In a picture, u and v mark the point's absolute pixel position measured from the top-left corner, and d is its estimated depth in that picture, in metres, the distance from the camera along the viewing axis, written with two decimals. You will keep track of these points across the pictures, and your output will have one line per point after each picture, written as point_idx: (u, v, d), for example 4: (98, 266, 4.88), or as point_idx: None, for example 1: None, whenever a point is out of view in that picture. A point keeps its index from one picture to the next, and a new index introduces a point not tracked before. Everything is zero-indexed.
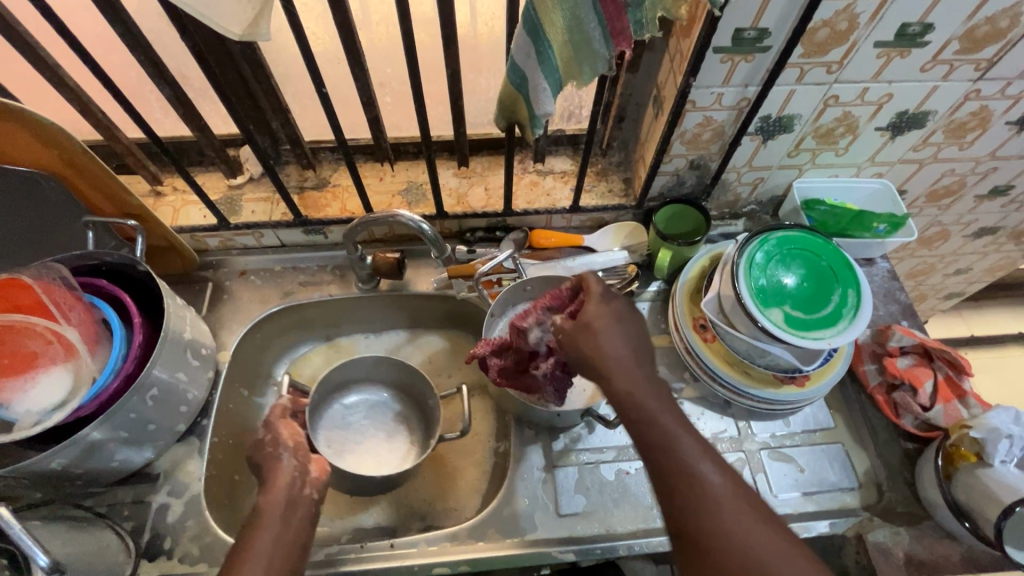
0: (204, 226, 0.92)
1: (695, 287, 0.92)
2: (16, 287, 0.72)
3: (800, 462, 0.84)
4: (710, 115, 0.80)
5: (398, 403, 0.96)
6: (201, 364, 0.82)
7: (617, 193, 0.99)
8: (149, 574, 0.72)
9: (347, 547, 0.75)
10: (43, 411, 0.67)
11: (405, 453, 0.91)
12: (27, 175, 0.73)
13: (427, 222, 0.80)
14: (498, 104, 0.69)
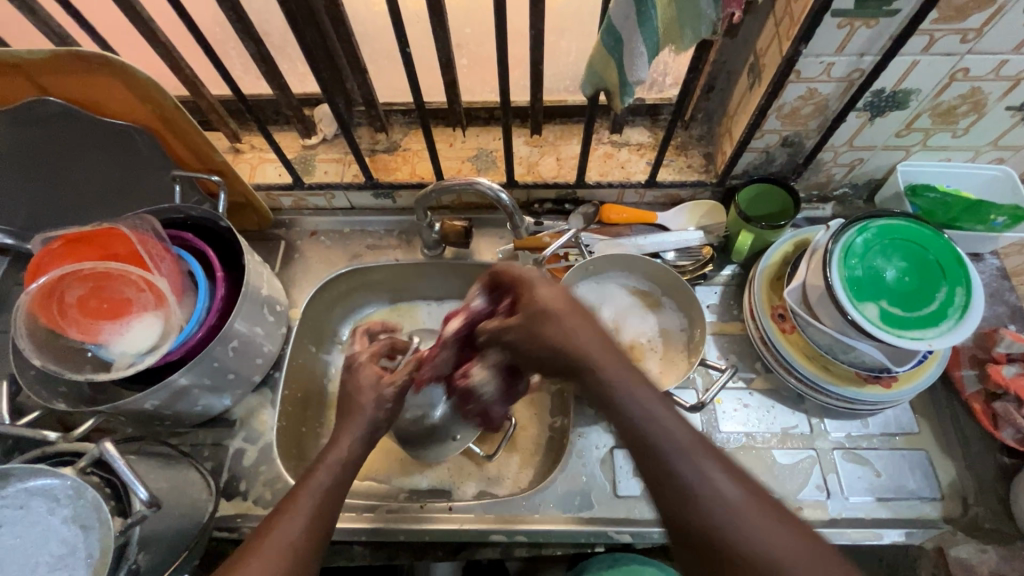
0: (279, 184, 0.94)
1: (775, 274, 0.87)
2: (113, 237, 0.76)
3: (877, 466, 0.79)
4: (815, 88, 0.74)
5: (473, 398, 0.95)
6: (276, 320, 0.85)
7: (696, 168, 0.94)
8: (227, 511, 0.77)
9: (408, 505, 0.77)
10: (137, 353, 0.72)
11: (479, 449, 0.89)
12: (123, 128, 0.76)
13: (506, 192, 0.78)
14: (588, 69, 0.65)
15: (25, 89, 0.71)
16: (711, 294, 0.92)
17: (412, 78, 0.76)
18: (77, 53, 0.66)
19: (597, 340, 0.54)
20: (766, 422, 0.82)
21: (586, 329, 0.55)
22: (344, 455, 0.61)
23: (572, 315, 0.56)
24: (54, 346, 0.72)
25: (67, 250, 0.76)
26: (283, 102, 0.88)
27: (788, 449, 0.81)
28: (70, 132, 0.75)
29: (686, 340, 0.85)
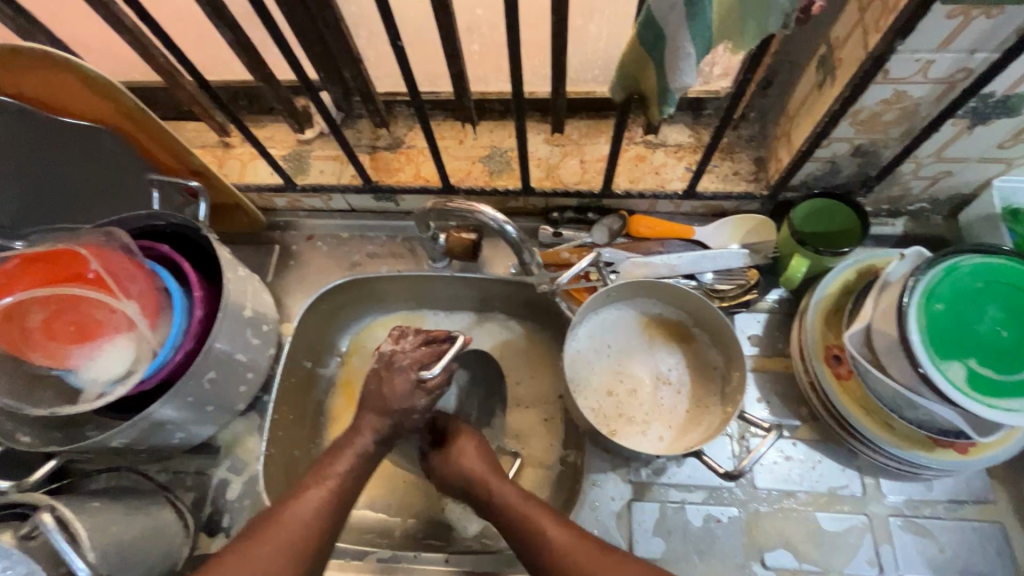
0: (270, 185, 0.85)
1: (831, 306, 0.74)
2: (78, 254, 0.69)
3: (940, 539, 0.68)
4: (904, 90, 0.59)
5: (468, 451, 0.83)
6: (263, 340, 0.77)
7: (744, 176, 0.80)
8: (209, 549, 0.72)
9: (400, 555, 0.70)
10: (107, 383, 0.64)
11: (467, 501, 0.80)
12: (86, 128, 0.68)
13: (512, 224, 0.68)
14: (619, 70, 0.52)
15: None
16: (754, 323, 0.80)
17: (409, 74, 0.64)
18: (17, 47, 0.57)
19: (518, 495, 0.64)
20: (810, 480, 0.72)
21: (517, 499, 0.64)
22: (337, 483, 0.61)
23: (517, 496, 0.64)
24: (17, 376, 0.66)
25: (27, 269, 0.68)
26: (271, 94, 0.78)
27: (834, 513, 0.70)
28: (25, 131, 0.67)
29: (718, 380, 0.75)
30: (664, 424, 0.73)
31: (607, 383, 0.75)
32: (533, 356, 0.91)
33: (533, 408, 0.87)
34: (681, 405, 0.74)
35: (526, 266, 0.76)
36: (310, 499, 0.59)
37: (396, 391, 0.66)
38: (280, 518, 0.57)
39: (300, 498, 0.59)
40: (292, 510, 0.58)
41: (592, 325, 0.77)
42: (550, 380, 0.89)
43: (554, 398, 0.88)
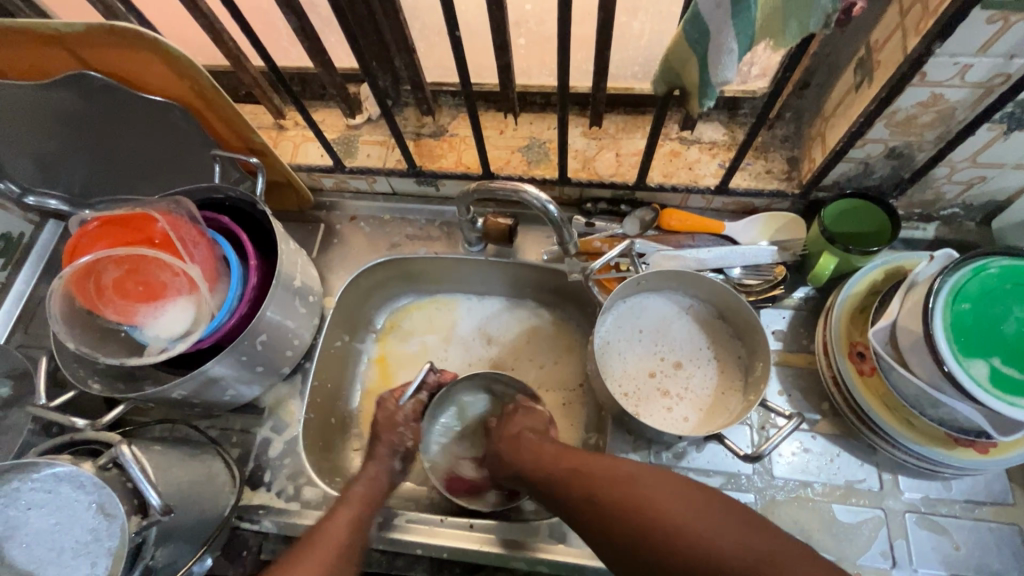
0: (320, 166, 0.90)
1: (858, 305, 0.76)
2: (148, 219, 0.74)
3: (956, 537, 0.70)
4: (942, 92, 0.61)
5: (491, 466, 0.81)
6: (309, 310, 0.82)
7: (777, 174, 0.82)
8: (251, 501, 0.77)
9: (427, 518, 0.74)
10: (169, 339, 0.70)
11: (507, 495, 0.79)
12: (164, 105, 0.74)
13: (555, 204, 0.71)
14: (663, 62, 0.55)
15: (65, 62, 0.69)
16: (779, 318, 0.82)
17: (462, 64, 0.68)
18: (112, 25, 0.62)
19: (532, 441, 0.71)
20: (828, 472, 0.73)
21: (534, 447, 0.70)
22: (360, 497, 0.70)
23: (532, 441, 0.71)
24: (89, 326, 0.72)
25: (103, 230, 0.75)
26: (326, 79, 0.83)
27: (851, 505, 0.72)
28: (109, 104, 0.74)
29: (741, 369, 0.77)
30: (690, 406, 0.76)
31: (637, 365, 0.78)
32: (560, 342, 0.94)
33: (558, 391, 0.91)
34: (707, 389, 0.77)
35: (566, 248, 0.78)
36: (343, 516, 0.67)
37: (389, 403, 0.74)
38: (318, 535, 0.64)
39: (329, 519, 0.66)
40: (330, 525, 0.65)
41: (621, 313, 0.81)
42: (575, 366, 0.92)
43: (579, 383, 0.91)
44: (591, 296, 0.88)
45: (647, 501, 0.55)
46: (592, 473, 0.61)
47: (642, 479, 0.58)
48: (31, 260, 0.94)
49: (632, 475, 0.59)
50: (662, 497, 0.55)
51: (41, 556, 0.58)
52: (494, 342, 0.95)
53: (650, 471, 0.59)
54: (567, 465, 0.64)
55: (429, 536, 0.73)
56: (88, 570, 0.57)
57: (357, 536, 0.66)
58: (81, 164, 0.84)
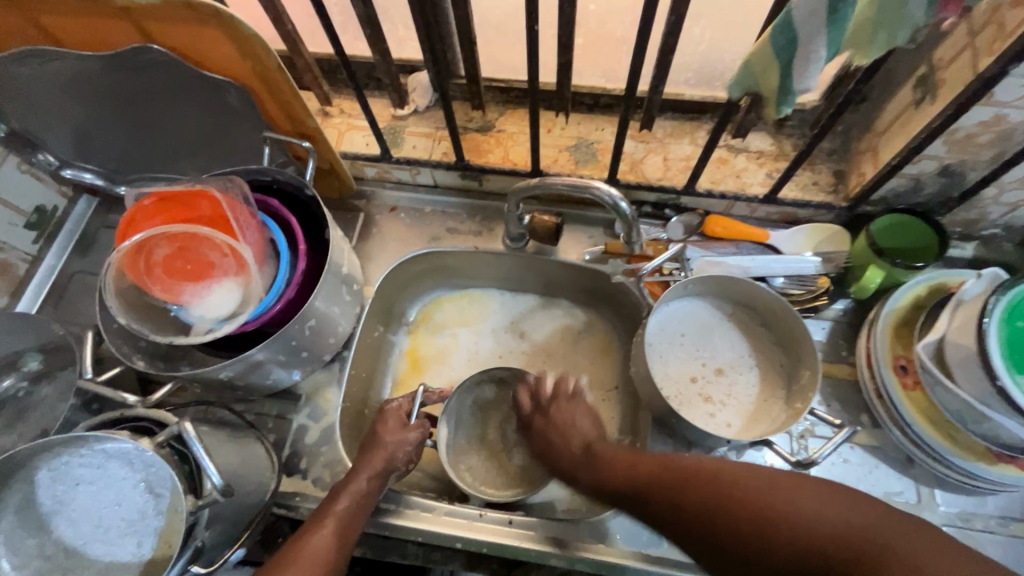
0: (366, 154, 0.90)
1: (901, 319, 0.77)
2: (202, 198, 0.74)
3: (991, 552, 0.70)
4: (1004, 113, 0.62)
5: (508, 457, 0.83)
6: (353, 299, 0.82)
7: (823, 187, 0.83)
8: (286, 487, 0.77)
9: (467, 511, 0.74)
10: (215, 320, 0.69)
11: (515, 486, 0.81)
12: (222, 83, 0.73)
13: (626, 200, 0.71)
14: (739, 72, 0.56)
15: (129, 34, 0.68)
16: (819, 329, 0.83)
17: (533, 60, 0.68)
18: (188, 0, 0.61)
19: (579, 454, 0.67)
20: (866, 483, 0.74)
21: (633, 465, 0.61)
22: (345, 507, 0.65)
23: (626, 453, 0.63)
24: (136, 302, 0.71)
25: (157, 207, 0.74)
26: (381, 68, 0.83)
27: None
28: (165, 78, 0.73)
29: (784, 378, 0.78)
30: (733, 412, 0.76)
31: (680, 369, 0.78)
32: (595, 344, 0.94)
33: (592, 391, 0.90)
34: (749, 395, 0.77)
35: (629, 247, 0.79)
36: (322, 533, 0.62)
37: (394, 426, 0.74)
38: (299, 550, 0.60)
39: (314, 532, 0.62)
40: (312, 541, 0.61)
41: (665, 316, 0.81)
42: (610, 367, 0.92)
43: (614, 383, 0.91)
44: (631, 300, 0.88)
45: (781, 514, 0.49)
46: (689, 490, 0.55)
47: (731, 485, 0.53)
48: (64, 235, 0.93)
49: (739, 476, 0.54)
50: (812, 508, 0.49)
51: (87, 533, 0.58)
52: (527, 339, 0.94)
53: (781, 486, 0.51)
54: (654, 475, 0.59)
55: (468, 529, 0.73)
56: (135, 549, 0.57)
57: (340, 552, 0.62)
58: (126, 141, 0.83)
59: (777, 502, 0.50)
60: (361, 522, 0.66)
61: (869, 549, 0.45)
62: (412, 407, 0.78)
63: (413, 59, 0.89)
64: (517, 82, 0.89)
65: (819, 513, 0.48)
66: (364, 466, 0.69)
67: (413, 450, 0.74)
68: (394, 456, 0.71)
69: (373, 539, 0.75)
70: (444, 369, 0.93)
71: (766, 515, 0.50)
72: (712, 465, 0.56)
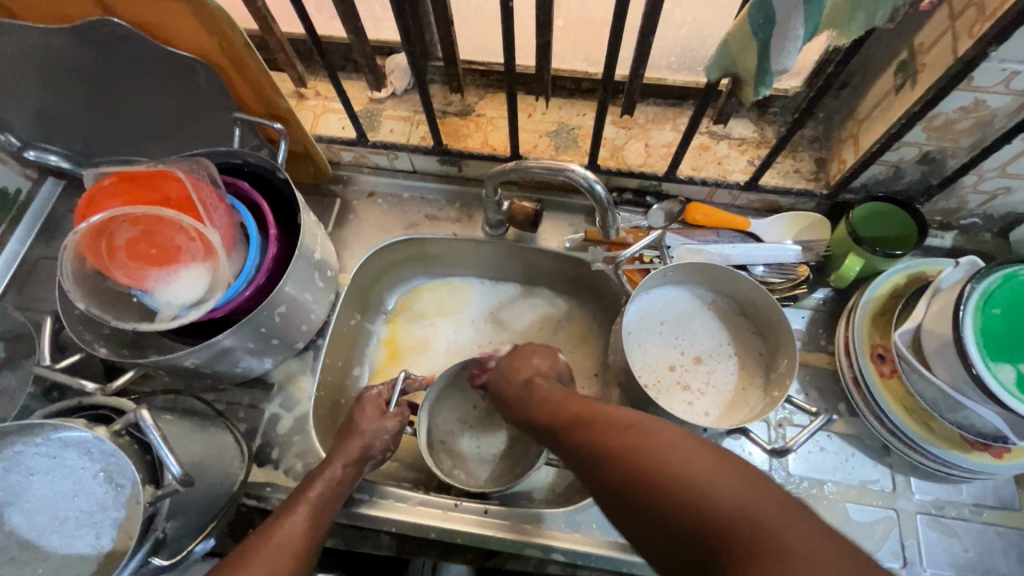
0: (342, 138, 0.88)
1: (880, 308, 0.76)
2: (168, 179, 0.71)
3: (964, 539, 0.71)
4: (983, 99, 0.61)
5: (490, 445, 0.82)
6: (327, 285, 0.80)
7: (804, 174, 0.82)
8: (257, 478, 0.75)
9: (441, 501, 0.73)
10: (181, 306, 0.67)
11: (495, 475, 0.80)
12: (188, 61, 0.71)
13: (601, 183, 0.69)
14: (717, 52, 0.55)
15: (89, 7, 0.65)
16: (798, 318, 0.83)
17: (509, 40, 0.66)
18: None
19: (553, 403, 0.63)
20: (842, 471, 0.74)
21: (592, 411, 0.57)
22: (319, 494, 0.64)
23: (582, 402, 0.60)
24: (98, 286, 0.68)
25: (121, 187, 0.72)
26: (356, 49, 0.81)
27: (864, 505, 0.72)
28: (128, 55, 0.70)
29: (763, 366, 0.77)
30: (711, 400, 0.76)
31: (659, 357, 0.78)
32: (575, 332, 0.93)
33: (572, 380, 0.89)
34: (727, 384, 0.77)
35: (606, 232, 0.76)
36: (294, 520, 0.60)
37: (368, 417, 0.72)
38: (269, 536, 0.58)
39: (285, 517, 0.60)
40: (283, 528, 0.59)
41: (644, 303, 0.80)
42: (590, 356, 0.91)
43: (595, 372, 0.90)
44: (611, 288, 0.87)
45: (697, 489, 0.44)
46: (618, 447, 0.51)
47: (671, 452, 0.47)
48: (26, 219, 0.89)
49: (669, 443, 0.48)
50: (711, 483, 0.44)
51: (42, 525, 0.56)
52: (507, 328, 0.93)
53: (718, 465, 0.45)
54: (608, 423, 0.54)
55: (443, 519, 0.71)
56: (93, 541, 0.55)
57: (312, 540, 0.60)
58: (89, 121, 0.80)
59: (685, 472, 0.45)
60: (334, 511, 0.65)
61: (746, 530, 0.40)
62: (393, 395, 0.76)
63: (390, 40, 0.87)
64: (496, 65, 0.87)
65: (722, 492, 0.43)
66: (340, 454, 0.68)
67: (391, 439, 0.72)
68: (368, 446, 0.70)
69: (346, 530, 0.74)
70: (422, 358, 0.92)
71: (675, 486, 0.45)
72: (649, 427, 0.51)
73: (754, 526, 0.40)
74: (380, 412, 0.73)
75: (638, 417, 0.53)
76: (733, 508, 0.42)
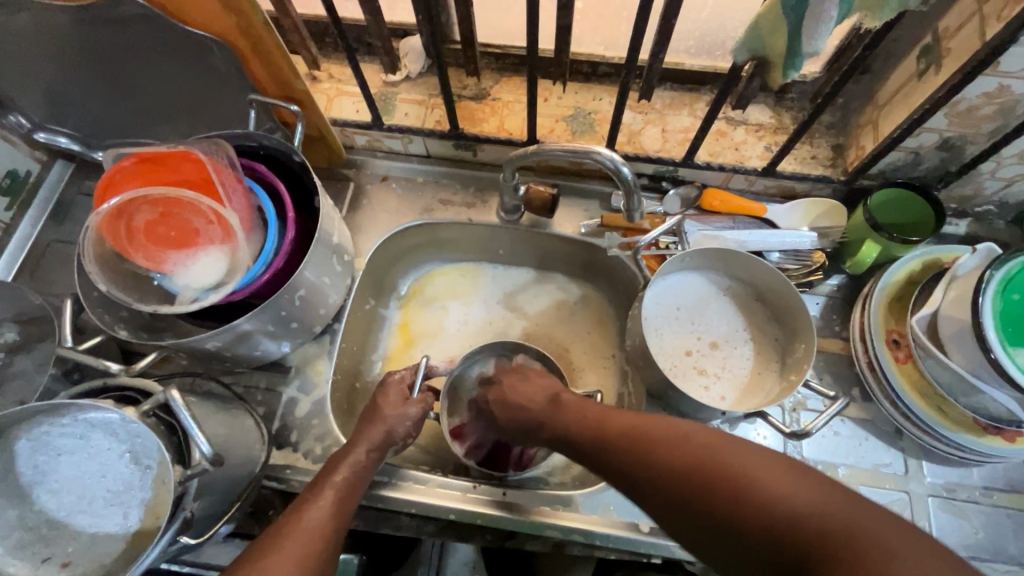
0: (357, 122, 0.87)
1: (895, 294, 0.77)
2: (186, 161, 0.71)
3: (975, 521, 0.72)
4: (1008, 84, 0.61)
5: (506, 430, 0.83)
6: (344, 270, 0.80)
7: (822, 161, 0.82)
8: (276, 460, 0.76)
9: (460, 484, 0.74)
10: (201, 289, 0.67)
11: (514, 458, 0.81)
12: (205, 41, 0.70)
13: (627, 165, 0.69)
14: (748, 32, 0.55)
15: None
16: (813, 304, 0.83)
17: (531, 21, 0.66)
18: None
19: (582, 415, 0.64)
20: (856, 455, 0.75)
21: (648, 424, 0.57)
22: (344, 479, 0.64)
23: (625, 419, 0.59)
24: (117, 269, 0.68)
25: (139, 169, 0.71)
26: (373, 30, 0.80)
27: (877, 488, 0.74)
28: (144, 35, 0.69)
29: (778, 352, 0.78)
30: (727, 384, 0.76)
31: (676, 342, 0.78)
32: (589, 318, 0.93)
33: (586, 365, 0.90)
34: (743, 368, 0.77)
35: (630, 216, 0.76)
36: (321, 504, 0.61)
37: (389, 401, 0.73)
38: (298, 518, 0.59)
39: (312, 503, 0.61)
40: (311, 512, 0.60)
41: (661, 289, 0.80)
42: (604, 341, 0.92)
43: (609, 357, 0.90)
44: (626, 273, 0.87)
45: (765, 488, 0.44)
46: (679, 457, 0.51)
47: (733, 459, 0.48)
48: (39, 202, 0.89)
49: (727, 453, 0.49)
50: (782, 490, 0.44)
51: (70, 505, 0.56)
52: (521, 313, 0.93)
53: (789, 470, 0.45)
54: (660, 433, 0.54)
55: (462, 501, 0.72)
56: (121, 520, 0.56)
57: (340, 524, 0.61)
58: (102, 102, 0.79)
59: (754, 480, 0.45)
60: (357, 496, 0.65)
61: (819, 536, 0.40)
62: (414, 380, 0.77)
63: (405, 22, 0.86)
64: (513, 48, 0.87)
65: (791, 495, 0.43)
66: (362, 438, 0.68)
67: (411, 423, 0.72)
68: (389, 430, 0.70)
69: (365, 512, 0.75)
70: (438, 343, 0.92)
71: (745, 494, 0.45)
72: (709, 438, 0.51)
73: (839, 535, 0.40)
74: (399, 396, 0.74)
75: (692, 431, 0.53)
76: (802, 512, 0.42)
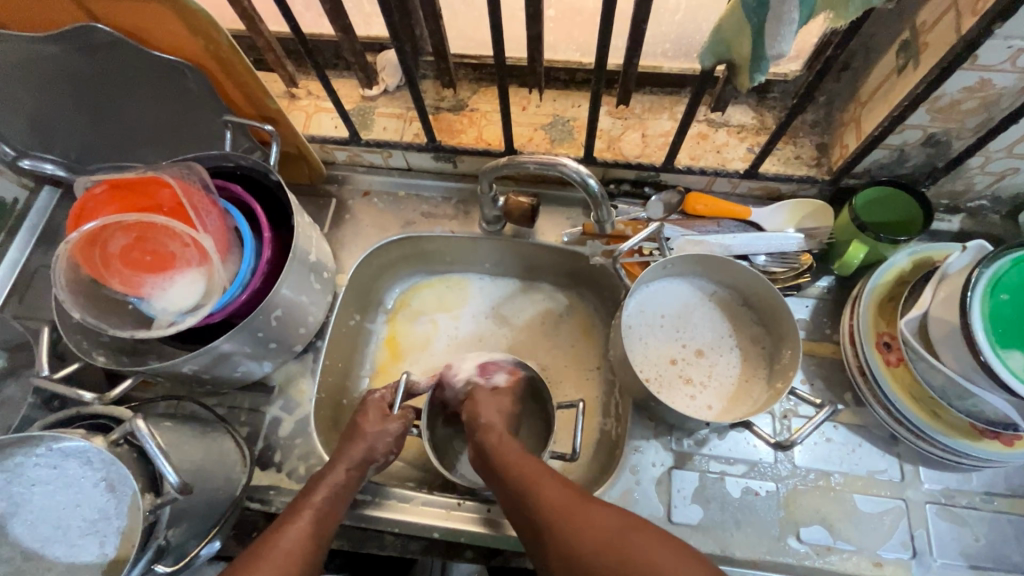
0: (335, 138, 0.87)
1: (886, 295, 0.75)
2: (159, 185, 0.71)
3: (976, 528, 0.70)
4: (989, 78, 0.59)
5: None
6: (324, 287, 0.80)
7: (806, 161, 0.80)
8: (260, 480, 0.76)
9: (444, 501, 0.73)
10: (177, 313, 0.67)
11: None
12: (175, 65, 0.70)
13: (594, 178, 0.68)
14: (715, 35, 0.53)
15: (73, 13, 0.65)
16: (802, 307, 0.81)
17: (497, 33, 0.65)
18: None
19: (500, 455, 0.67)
20: (850, 462, 0.73)
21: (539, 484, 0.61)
22: (324, 499, 0.64)
23: (541, 475, 0.62)
24: (94, 295, 0.68)
25: (113, 195, 0.72)
26: (345, 47, 0.80)
27: (872, 496, 0.71)
28: (116, 62, 0.70)
29: (765, 358, 0.76)
30: (713, 394, 0.75)
31: (660, 351, 0.77)
32: (577, 326, 0.92)
33: (574, 375, 0.89)
34: (730, 377, 0.76)
35: (601, 226, 0.76)
36: (296, 526, 0.60)
37: (369, 418, 0.72)
38: (274, 540, 0.59)
39: (290, 523, 0.61)
40: (288, 534, 0.60)
41: (644, 297, 0.79)
42: (592, 350, 0.90)
43: (597, 366, 0.89)
44: (611, 281, 0.86)
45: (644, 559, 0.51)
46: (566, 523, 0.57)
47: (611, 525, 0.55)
48: (26, 228, 0.89)
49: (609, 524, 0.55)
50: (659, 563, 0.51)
51: (47, 535, 0.56)
52: (507, 324, 0.92)
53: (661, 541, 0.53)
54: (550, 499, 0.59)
55: (446, 519, 0.72)
56: (97, 550, 0.56)
57: (318, 544, 0.61)
58: (81, 129, 0.80)
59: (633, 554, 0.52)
60: (338, 515, 0.65)
61: None
62: (395, 398, 0.75)
63: (380, 36, 0.86)
64: (488, 58, 0.86)
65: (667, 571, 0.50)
66: (343, 456, 0.68)
67: (390, 440, 0.71)
68: (369, 448, 0.69)
69: (350, 531, 0.74)
70: (424, 356, 0.91)
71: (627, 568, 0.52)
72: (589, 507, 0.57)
73: None
74: (380, 413, 0.73)
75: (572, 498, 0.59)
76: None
